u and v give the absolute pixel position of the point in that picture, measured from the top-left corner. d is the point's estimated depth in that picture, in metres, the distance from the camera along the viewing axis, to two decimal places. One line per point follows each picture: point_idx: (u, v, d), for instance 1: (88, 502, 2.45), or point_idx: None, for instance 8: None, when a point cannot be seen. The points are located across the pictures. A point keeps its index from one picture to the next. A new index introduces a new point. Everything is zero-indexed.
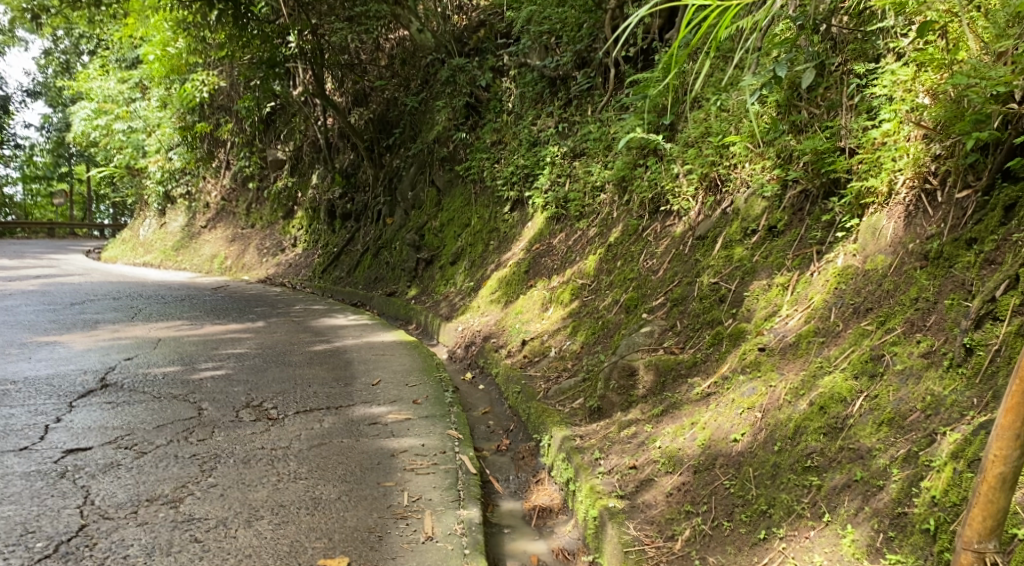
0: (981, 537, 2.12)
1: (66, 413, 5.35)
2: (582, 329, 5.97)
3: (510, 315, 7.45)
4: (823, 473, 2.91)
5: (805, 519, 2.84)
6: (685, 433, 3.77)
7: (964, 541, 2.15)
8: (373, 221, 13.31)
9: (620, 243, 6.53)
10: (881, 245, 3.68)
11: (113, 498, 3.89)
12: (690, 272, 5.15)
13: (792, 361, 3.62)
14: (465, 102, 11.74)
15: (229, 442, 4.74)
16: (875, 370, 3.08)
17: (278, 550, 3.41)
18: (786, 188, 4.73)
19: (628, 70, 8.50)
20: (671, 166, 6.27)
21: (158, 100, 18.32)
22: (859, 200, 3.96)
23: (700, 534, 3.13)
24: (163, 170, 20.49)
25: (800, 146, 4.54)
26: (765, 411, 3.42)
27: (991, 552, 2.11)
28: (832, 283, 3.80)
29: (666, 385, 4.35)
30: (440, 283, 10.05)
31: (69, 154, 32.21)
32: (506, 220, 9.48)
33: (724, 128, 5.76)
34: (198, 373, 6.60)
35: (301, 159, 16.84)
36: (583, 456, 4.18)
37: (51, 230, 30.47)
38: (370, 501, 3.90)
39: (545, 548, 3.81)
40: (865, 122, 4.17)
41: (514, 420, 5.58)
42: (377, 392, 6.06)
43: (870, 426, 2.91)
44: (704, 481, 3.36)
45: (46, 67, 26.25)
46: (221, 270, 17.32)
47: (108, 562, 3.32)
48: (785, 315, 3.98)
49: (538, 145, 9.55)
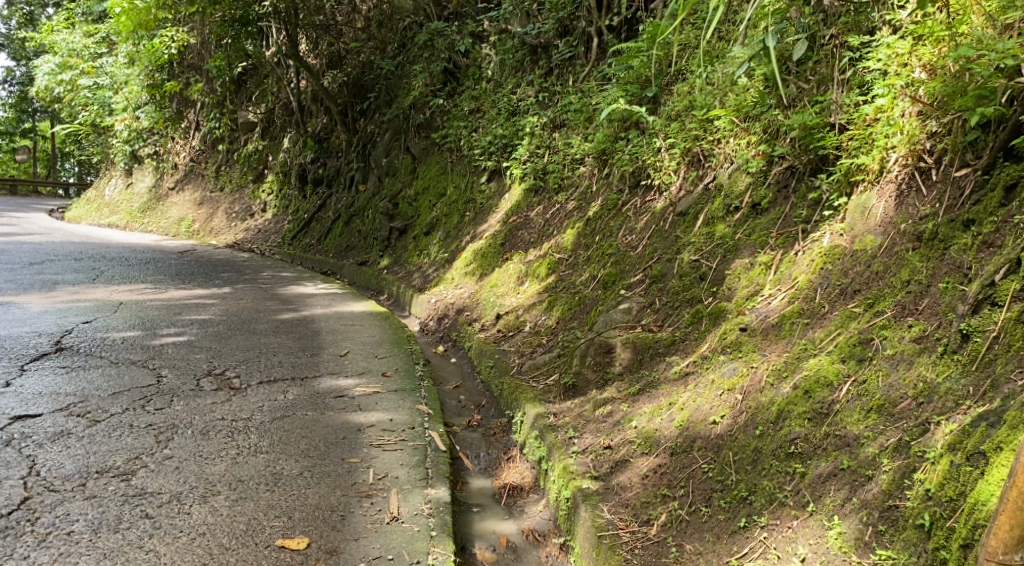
0: (1008, 548, 1.98)
1: (17, 377, 5.12)
2: (558, 304, 5.82)
3: (484, 288, 7.28)
4: (808, 460, 2.80)
5: (787, 508, 2.73)
6: (662, 413, 3.65)
7: (988, 552, 2.02)
8: (346, 187, 13.03)
9: (599, 217, 6.37)
10: (871, 224, 3.56)
11: (60, 469, 3.68)
12: (669, 249, 5.01)
13: (774, 343, 3.50)
14: (443, 67, 11.46)
15: (188, 412, 4.54)
16: (864, 354, 2.96)
17: (234, 528, 3.23)
18: (771, 165, 4.60)
19: (612, 40, 8.30)
20: (654, 139, 6.11)
21: (126, 56, 17.80)
22: (848, 177, 3.85)
23: (677, 520, 3.02)
24: (130, 129, 19.99)
25: (788, 120, 4.40)
26: (746, 394, 3.30)
27: (1018, 564, 1.96)
28: (818, 262, 3.68)
29: (644, 363, 4.23)
30: (414, 253, 9.83)
31: (32, 109, 31.40)
32: (482, 191, 9.27)
33: (709, 102, 5.60)
34: (159, 339, 6.36)
35: (273, 122, 16.42)
36: (556, 434, 4.06)
37: (14, 188, 29.72)
38: (334, 477, 3.73)
39: (515, 529, 3.69)
40: (857, 97, 4.05)
41: (485, 395, 5.44)
42: (345, 364, 5.88)
43: (858, 413, 2.79)
44: (682, 464, 3.25)
45: (10, 18, 25.50)
46: (188, 233, 16.94)
47: (50, 538, 3.12)
48: (767, 295, 3.86)
49: (517, 115, 9.32)
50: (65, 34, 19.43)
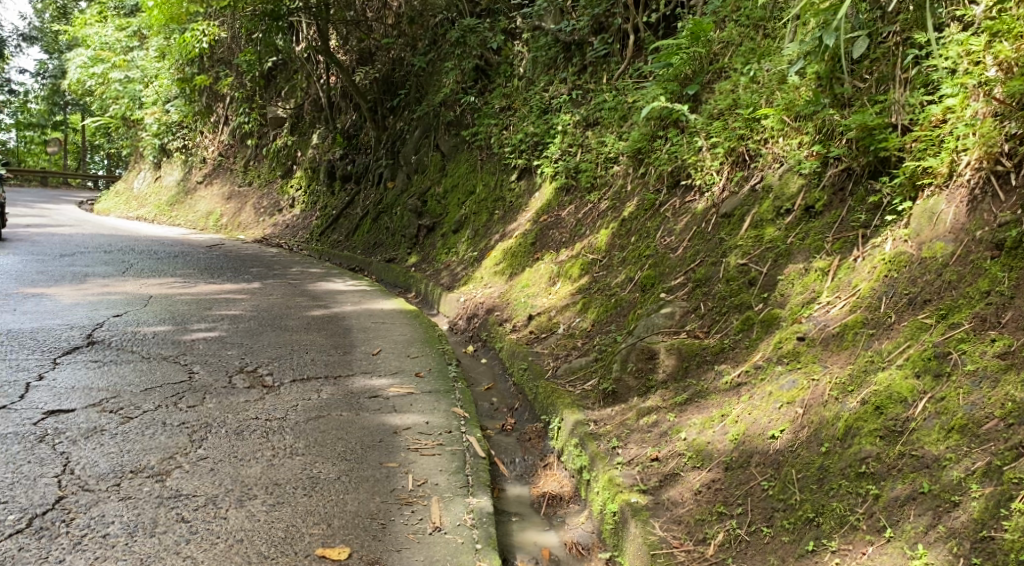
0: None
1: (50, 371, 5.06)
2: (593, 307, 5.67)
3: (515, 288, 7.13)
4: (881, 481, 2.69)
5: (860, 532, 2.62)
6: (714, 425, 3.50)
7: None
8: (374, 183, 12.93)
9: (635, 217, 6.19)
10: (939, 231, 3.39)
11: (94, 468, 3.60)
12: (714, 251, 4.82)
13: (835, 353, 3.34)
14: (475, 64, 11.33)
15: (221, 410, 4.45)
16: (940, 370, 2.84)
17: (272, 536, 3.12)
18: (826, 166, 4.40)
19: (648, 37, 8.13)
20: (694, 139, 5.92)
21: (157, 49, 18.09)
22: (912, 180, 3.67)
23: (736, 540, 2.90)
24: (160, 122, 20.16)
25: (846, 120, 4.20)
26: (807, 407, 3.16)
27: None
28: (881, 270, 3.51)
29: (689, 371, 4.07)
30: (442, 250, 9.72)
31: (64, 103, 31.77)
32: (512, 189, 9.12)
33: (754, 101, 5.43)
34: (190, 334, 6.29)
35: (302, 118, 16.40)
36: (599, 443, 3.91)
37: (44, 179, 30.00)
38: (372, 483, 3.62)
39: (556, 541, 3.55)
40: (923, 97, 3.86)
41: (518, 398, 5.30)
42: (378, 363, 5.77)
43: (936, 432, 2.68)
44: (738, 480, 3.13)
45: (46, 11, 26.19)
46: (217, 228, 16.99)
47: (85, 541, 3.03)
48: (825, 303, 3.68)
49: (549, 113, 9.17)
50: (97, 27, 20.12)
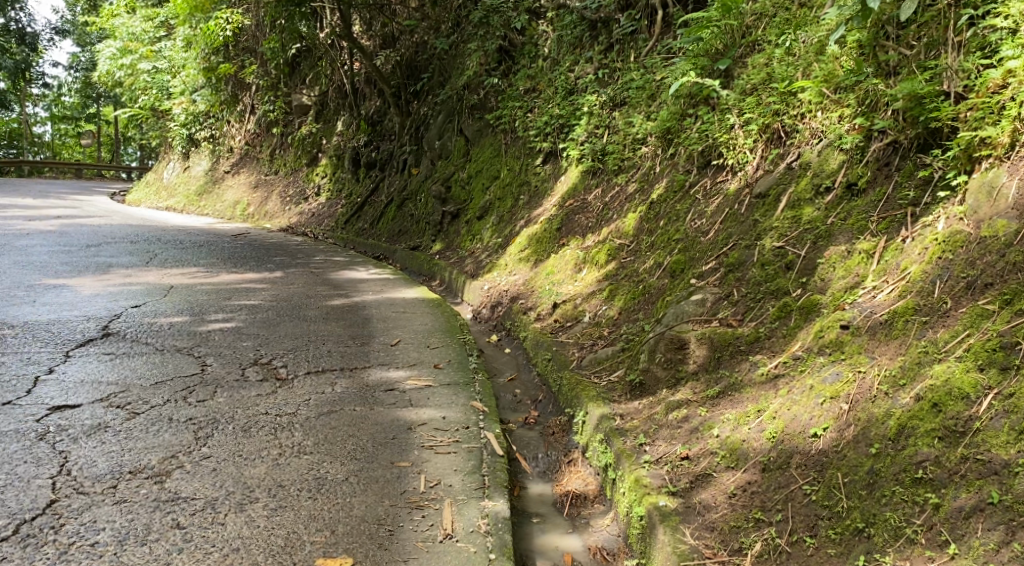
0: None
1: (60, 364, 4.92)
2: (620, 294, 5.39)
3: (540, 275, 6.87)
4: (942, 489, 2.41)
5: (918, 547, 2.35)
6: (750, 422, 3.21)
7: None
8: (399, 170, 12.74)
9: (664, 200, 5.88)
10: (1000, 207, 3.05)
11: (92, 469, 3.42)
12: (748, 234, 4.50)
13: (884, 344, 3.03)
14: (499, 45, 11.03)
15: (231, 405, 4.26)
16: (1008, 362, 2.54)
17: (271, 544, 2.92)
18: (870, 140, 4.05)
19: (677, 12, 7.79)
20: (726, 116, 5.58)
21: (183, 39, 18.16)
22: (969, 152, 3.35)
23: (776, 551, 2.64)
24: (187, 112, 20.26)
25: (892, 89, 3.87)
26: (853, 403, 2.87)
27: None
28: (934, 251, 3.18)
29: (722, 362, 3.77)
30: (466, 238, 9.49)
31: (97, 96, 32.11)
32: (538, 173, 8.83)
33: (791, 73, 5.08)
34: (206, 325, 6.13)
35: (327, 105, 16.24)
36: (624, 439, 3.64)
37: (80, 172, 30.44)
38: (382, 485, 3.40)
39: (580, 545, 3.31)
40: (978, 60, 3.54)
41: (542, 390, 5.05)
42: (396, 354, 5.55)
43: (1005, 434, 2.39)
44: (777, 484, 2.85)
45: (78, 4, 26.66)
46: (244, 217, 16.96)
47: (72, 550, 2.84)
48: (871, 288, 3.37)
49: (575, 93, 8.88)
50: (125, 18, 20.59)
